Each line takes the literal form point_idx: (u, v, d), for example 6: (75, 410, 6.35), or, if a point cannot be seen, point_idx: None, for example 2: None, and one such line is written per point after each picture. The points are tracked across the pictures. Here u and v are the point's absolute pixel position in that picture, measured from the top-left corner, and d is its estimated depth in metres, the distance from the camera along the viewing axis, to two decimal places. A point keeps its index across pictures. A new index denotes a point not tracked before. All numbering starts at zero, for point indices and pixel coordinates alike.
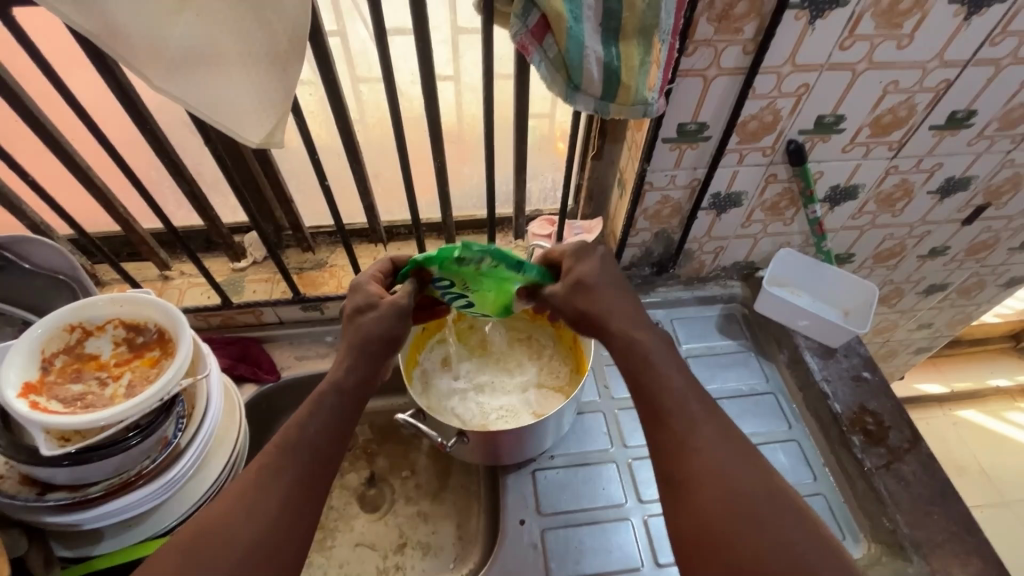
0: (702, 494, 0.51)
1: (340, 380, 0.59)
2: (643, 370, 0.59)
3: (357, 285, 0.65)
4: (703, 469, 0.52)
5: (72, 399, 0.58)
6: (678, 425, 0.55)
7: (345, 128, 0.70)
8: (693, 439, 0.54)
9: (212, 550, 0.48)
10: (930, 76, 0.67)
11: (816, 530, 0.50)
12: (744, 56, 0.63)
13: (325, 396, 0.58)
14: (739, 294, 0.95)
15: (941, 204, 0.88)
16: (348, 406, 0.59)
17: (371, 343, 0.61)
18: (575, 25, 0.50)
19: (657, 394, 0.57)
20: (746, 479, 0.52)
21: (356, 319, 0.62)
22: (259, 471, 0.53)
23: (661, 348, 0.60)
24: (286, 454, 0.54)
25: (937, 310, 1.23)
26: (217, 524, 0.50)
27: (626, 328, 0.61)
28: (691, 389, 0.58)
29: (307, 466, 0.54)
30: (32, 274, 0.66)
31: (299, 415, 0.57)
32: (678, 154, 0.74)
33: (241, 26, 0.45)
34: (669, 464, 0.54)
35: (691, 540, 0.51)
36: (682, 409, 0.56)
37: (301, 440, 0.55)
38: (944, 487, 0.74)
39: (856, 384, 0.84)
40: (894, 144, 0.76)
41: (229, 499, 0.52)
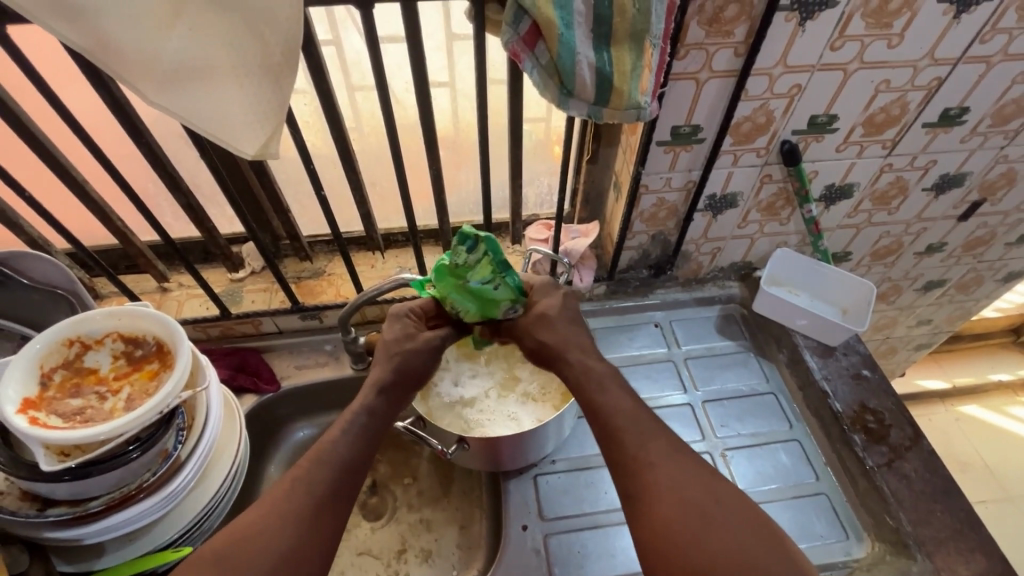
0: (657, 504, 0.53)
1: (370, 403, 0.61)
2: (597, 393, 0.60)
3: (395, 316, 0.65)
4: (655, 481, 0.54)
5: (71, 413, 0.57)
6: (628, 440, 0.57)
7: (339, 136, 0.71)
8: (644, 453, 0.56)
9: (249, 555, 0.49)
10: (921, 75, 0.67)
11: (767, 529, 0.51)
12: (736, 59, 0.63)
13: (357, 416, 0.60)
14: (737, 295, 0.95)
15: (936, 201, 0.89)
16: (375, 425, 0.61)
17: (406, 377, 0.63)
18: (566, 32, 0.51)
19: (607, 415, 0.59)
20: (696, 487, 0.53)
21: (391, 349, 0.63)
22: (292, 484, 0.55)
23: (608, 374, 0.62)
24: (320, 466, 0.56)
25: (936, 306, 1.24)
26: (247, 532, 0.51)
27: (584, 358, 0.63)
28: (639, 410, 0.59)
29: (339, 479, 0.56)
30: (31, 288, 0.66)
31: (332, 432, 0.59)
32: (672, 156, 0.74)
33: (234, 40, 0.45)
34: (624, 479, 0.56)
35: (652, 550, 0.52)
36: (632, 427, 0.58)
37: (332, 456, 0.57)
38: (947, 484, 0.74)
39: (856, 382, 0.84)
40: (888, 143, 0.76)
41: (260, 508, 0.53)
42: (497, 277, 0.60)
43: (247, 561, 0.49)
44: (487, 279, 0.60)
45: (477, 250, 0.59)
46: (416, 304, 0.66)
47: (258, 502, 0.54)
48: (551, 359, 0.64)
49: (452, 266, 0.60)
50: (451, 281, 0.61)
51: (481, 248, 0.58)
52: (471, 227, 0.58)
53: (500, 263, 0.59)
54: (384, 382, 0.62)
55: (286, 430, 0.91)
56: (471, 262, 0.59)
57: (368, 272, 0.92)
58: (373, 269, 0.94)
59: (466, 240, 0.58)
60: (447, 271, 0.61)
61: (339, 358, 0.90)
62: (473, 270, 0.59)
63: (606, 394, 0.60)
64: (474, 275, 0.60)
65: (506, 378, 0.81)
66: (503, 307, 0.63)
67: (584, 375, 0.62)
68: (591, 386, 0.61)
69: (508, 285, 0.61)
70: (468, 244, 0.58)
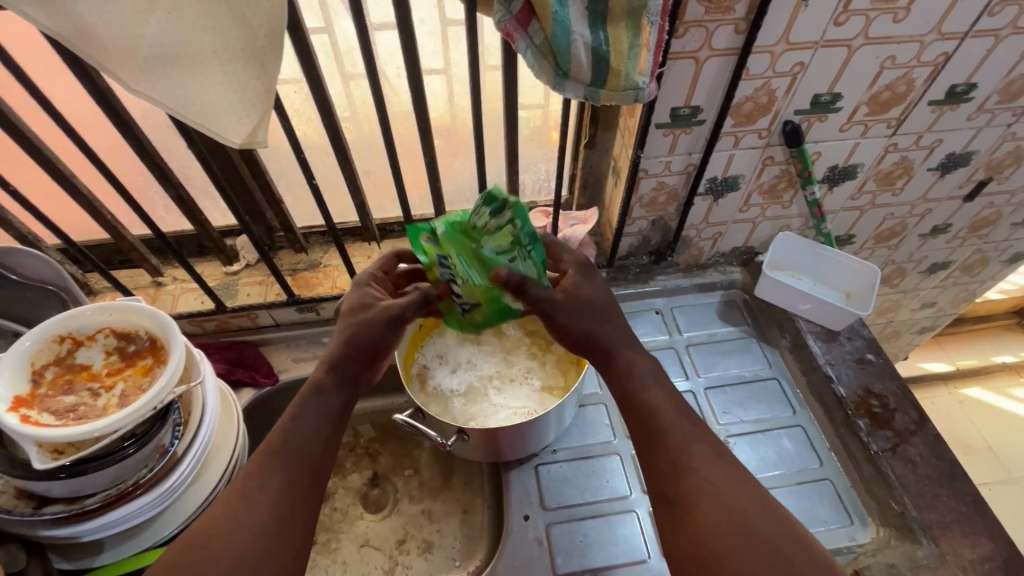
0: (696, 510, 0.53)
1: (322, 381, 0.61)
2: (632, 391, 0.60)
3: (357, 286, 0.67)
4: (695, 485, 0.54)
5: (64, 410, 0.56)
6: (669, 442, 0.57)
7: (331, 124, 0.69)
8: (685, 457, 0.55)
9: (204, 559, 0.49)
10: (928, 50, 0.65)
11: (805, 539, 0.50)
12: (736, 36, 0.61)
13: (308, 397, 0.60)
14: (739, 280, 0.94)
15: (941, 180, 0.87)
16: (331, 406, 0.60)
17: (358, 347, 0.62)
18: (560, 10, 0.49)
19: (647, 414, 0.58)
20: (739, 494, 0.53)
21: (347, 320, 0.64)
22: (246, 479, 0.54)
23: (649, 371, 0.61)
24: (273, 459, 0.55)
25: (940, 288, 1.22)
26: (204, 537, 0.50)
27: (628, 354, 0.63)
28: (683, 411, 0.59)
29: (296, 470, 0.55)
30: (21, 284, 0.65)
31: (285, 417, 0.59)
32: (672, 138, 0.72)
33: (215, 23, 0.43)
34: (664, 481, 0.56)
35: (688, 555, 0.52)
36: (673, 428, 0.57)
37: (286, 442, 0.56)
38: (952, 468, 0.73)
39: (860, 367, 0.83)
40: (893, 122, 0.74)
41: (214, 510, 0.52)
42: (514, 249, 0.61)
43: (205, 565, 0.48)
44: (503, 249, 0.60)
45: (499, 216, 0.59)
46: (376, 269, 0.69)
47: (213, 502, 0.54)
48: (591, 347, 0.63)
49: (471, 227, 0.60)
50: (464, 242, 0.61)
51: (507, 214, 0.58)
52: (500, 191, 0.58)
53: (522, 236, 0.60)
54: (335, 357, 0.62)
55: None
56: (494, 227, 0.59)
57: (364, 263, 0.91)
58: (369, 260, 0.92)
59: (492, 203, 0.58)
60: (463, 231, 0.61)
61: None
62: (492, 236, 0.59)
63: (644, 391, 0.60)
64: (490, 242, 0.60)
65: (510, 364, 0.80)
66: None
67: (624, 371, 0.61)
68: (628, 384, 0.61)
69: (525, 261, 0.62)
70: (494, 207, 0.58)
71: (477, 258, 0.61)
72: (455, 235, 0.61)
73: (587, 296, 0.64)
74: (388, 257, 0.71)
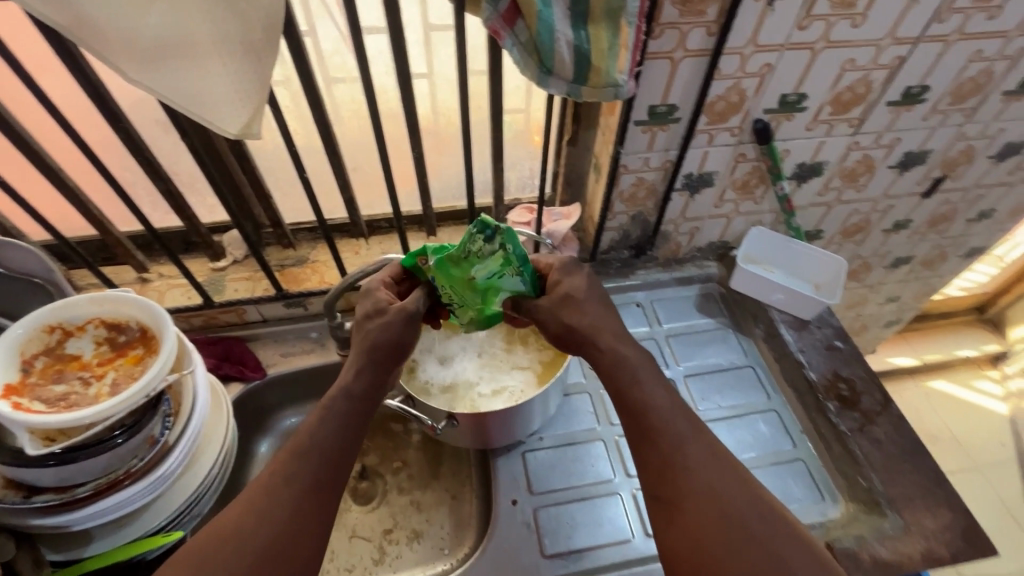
0: (691, 512, 0.55)
1: (350, 386, 0.61)
2: (628, 391, 0.61)
3: (367, 291, 0.66)
4: (689, 487, 0.56)
5: (55, 399, 0.56)
6: (663, 444, 0.58)
7: (321, 119, 0.71)
8: (681, 458, 0.57)
9: (224, 555, 0.52)
10: (884, 54, 0.70)
11: (798, 540, 0.54)
12: (709, 38, 0.65)
13: (336, 401, 0.61)
14: (715, 274, 0.99)
15: (901, 177, 0.92)
16: (357, 410, 0.61)
17: (382, 350, 0.62)
18: (544, 10, 0.52)
19: (643, 415, 0.59)
20: (739, 499, 0.55)
21: (363, 326, 0.64)
22: (272, 477, 0.56)
23: (644, 368, 0.62)
24: (298, 460, 0.57)
25: (904, 283, 1.28)
26: (228, 530, 0.53)
27: (614, 344, 0.63)
28: (678, 408, 0.60)
29: (319, 472, 0.57)
30: (6, 277, 0.66)
31: (313, 420, 0.60)
32: (650, 136, 0.76)
33: (212, 16, 0.45)
34: (656, 484, 0.57)
35: (680, 556, 0.55)
36: (670, 428, 0.59)
37: (312, 444, 0.58)
38: (914, 445, 0.78)
39: (829, 352, 0.87)
40: (855, 121, 0.79)
41: (243, 504, 0.55)
42: (506, 272, 0.62)
43: (228, 559, 0.51)
44: (494, 274, 0.62)
45: (494, 242, 0.60)
46: (386, 276, 0.68)
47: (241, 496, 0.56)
48: (576, 337, 0.64)
49: (462, 255, 0.62)
50: (453, 274, 0.63)
51: (499, 241, 0.60)
52: (492, 219, 0.59)
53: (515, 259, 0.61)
54: (360, 363, 0.61)
55: (273, 417, 0.91)
56: (486, 252, 0.61)
57: (353, 258, 0.92)
58: (357, 256, 0.94)
59: (485, 230, 0.60)
60: (454, 262, 0.62)
61: (325, 345, 0.90)
62: (482, 262, 0.61)
63: (640, 391, 0.61)
64: (480, 271, 0.62)
65: (497, 353, 0.83)
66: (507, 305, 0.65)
67: (617, 366, 0.62)
68: (623, 382, 0.61)
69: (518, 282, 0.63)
70: (486, 234, 0.60)
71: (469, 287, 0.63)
72: (446, 269, 0.63)
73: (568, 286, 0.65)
74: (397, 264, 0.70)
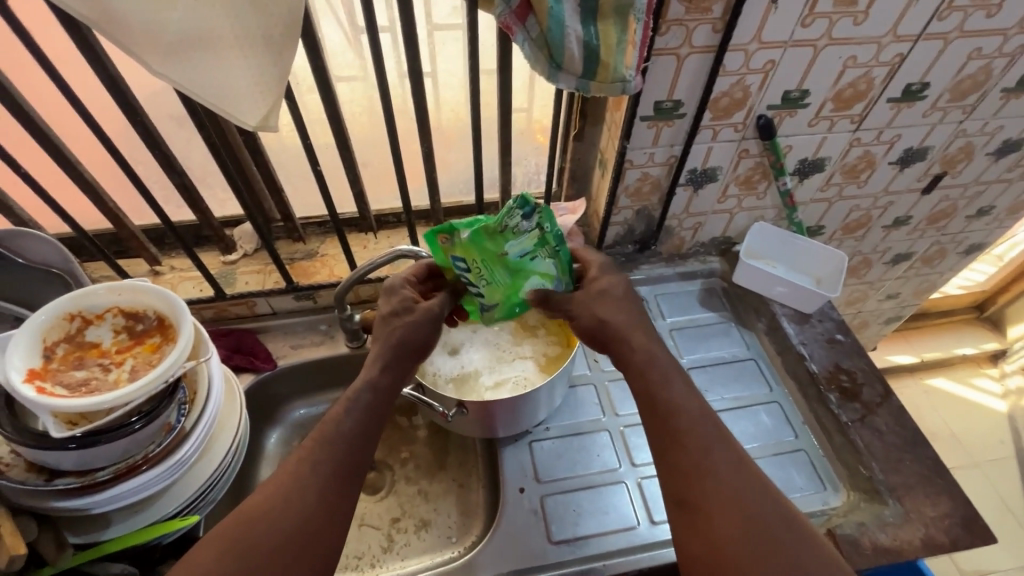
0: (716, 515, 0.56)
1: (374, 378, 0.64)
2: (657, 392, 0.63)
3: (391, 289, 0.69)
4: (716, 490, 0.57)
5: (76, 384, 0.58)
6: (691, 445, 0.60)
7: (333, 114, 0.72)
8: (707, 460, 0.59)
9: (250, 538, 0.53)
10: (885, 51, 0.72)
11: (819, 548, 0.54)
12: (714, 35, 0.67)
13: (360, 393, 0.63)
14: (718, 269, 1.00)
15: (901, 174, 0.94)
16: (378, 402, 0.63)
17: (406, 347, 0.66)
18: (556, 6, 0.54)
19: (671, 415, 0.62)
20: (764, 506, 0.56)
21: (390, 322, 0.67)
22: (298, 464, 0.58)
23: (672, 372, 0.65)
24: (325, 447, 0.59)
25: (904, 279, 1.30)
26: (253, 515, 0.54)
27: (647, 344, 0.67)
28: (704, 412, 0.63)
29: (342, 459, 0.59)
30: (27, 268, 0.67)
31: (337, 409, 0.62)
32: (655, 131, 0.77)
33: (235, 10, 0.47)
34: (678, 485, 0.59)
35: (703, 558, 0.55)
36: (696, 431, 0.61)
37: (337, 433, 0.60)
38: (914, 435, 0.79)
39: (830, 345, 0.89)
40: (856, 118, 0.81)
41: (269, 488, 0.57)
42: (538, 249, 0.66)
43: (253, 543, 0.53)
44: (528, 250, 0.65)
45: (530, 219, 0.63)
46: (408, 275, 0.71)
47: (266, 482, 0.58)
48: (608, 338, 0.67)
49: (499, 229, 0.64)
50: (487, 246, 0.65)
51: (536, 219, 0.63)
52: (532, 196, 0.61)
53: (550, 236, 0.65)
54: (386, 358, 0.65)
55: (283, 409, 0.92)
56: (522, 229, 0.63)
57: (361, 252, 0.94)
58: (365, 250, 0.95)
59: (524, 207, 0.61)
60: (490, 233, 0.64)
61: (334, 338, 0.92)
62: (518, 236, 0.64)
63: (668, 392, 0.64)
64: (513, 244, 0.64)
65: (504, 344, 0.84)
66: (533, 284, 0.68)
67: (649, 367, 0.65)
68: (652, 382, 0.64)
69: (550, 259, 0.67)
70: (525, 210, 0.62)
71: (500, 259, 0.66)
72: (481, 241, 0.65)
73: (601, 287, 0.69)
74: (423, 264, 0.73)
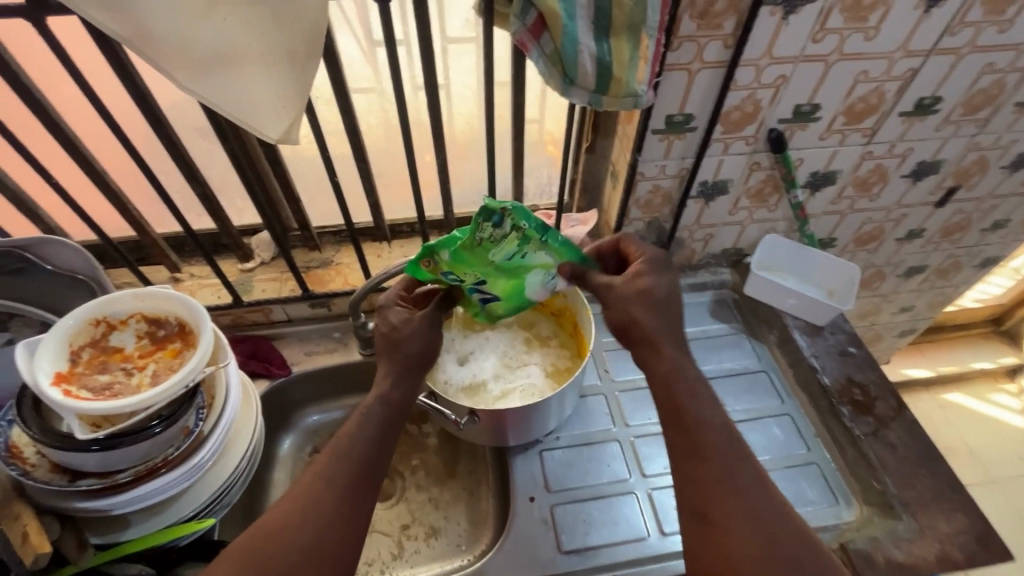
0: (732, 531, 0.57)
1: (385, 394, 0.66)
2: (684, 403, 0.62)
3: (383, 309, 0.70)
4: (734, 507, 0.58)
5: (100, 388, 0.60)
6: (714, 460, 0.60)
7: (350, 127, 0.74)
8: (728, 477, 0.59)
9: (273, 548, 0.55)
10: (897, 66, 0.72)
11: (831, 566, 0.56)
12: (725, 50, 0.68)
13: (372, 409, 0.65)
14: (729, 280, 1.00)
15: (914, 187, 0.94)
16: (390, 416, 0.65)
17: (412, 359, 0.67)
18: (569, 23, 0.55)
19: (697, 428, 0.61)
20: (781, 524, 0.57)
21: (388, 337, 0.68)
22: (315, 478, 0.60)
23: (700, 385, 0.64)
24: (339, 461, 0.61)
25: (918, 292, 1.29)
26: (275, 526, 0.56)
27: (675, 353, 0.65)
28: (728, 429, 0.62)
29: (356, 473, 0.60)
30: (54, 273, 0.69)
31: (350, 425, 0.64)
32: (667, 144, 0.78)
33: (261, 28, 0.49)
34: (700, 500, 0.59)
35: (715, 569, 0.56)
36: (720, 447, 0.60)
37: (350, 447, 0.62)
38: (928, 450, 0.78)
39: (843, 358, 0.88)
40: (868, 131, 0.81)
41: (287, 501, 0.58)
42: (524, 247, 0.64)
43: (276, 553, 0.55)
44: (513, 252, 0.64)
45: (503, 224, 0.62)
46: (398, 291, 0.72)
47: (285, 496, 0.59)
48: (637, 339, 0.66)
49: (476, 242, 0.64)
50: (473, 260, 0.66)
51: (509, 222, 0.62)
52: (496, 202, 0.60)
53: (532, 230, 0.63)
54: (396, 371, 0.67)
55: (296, 414, 0.94)
56: (498, 236, 0.63)
57: (375, 261, 0.95)
58: (379, 259, 0.96)
59: (492, 215, 0.61)
60: (469, 249, 0.65)
61: (347, 345, 0.93)
62: (499, 245, 0.64)
63: (695, 404, 0.63)
64: (497, 251, 0.65)
65: (515, 353, 0.85)
66: (536, 276, 0.68)
67: (677, 378, 0.64)
68: (679, 393, 0.63)
69: (541, 250, 0.66)
70: (494, 218, 0.62)
71: (490, 265, 0.66)
72: (463, 258, 0.65)
73: (636, 285, 0.66)
74: (408, 276, 0.74)
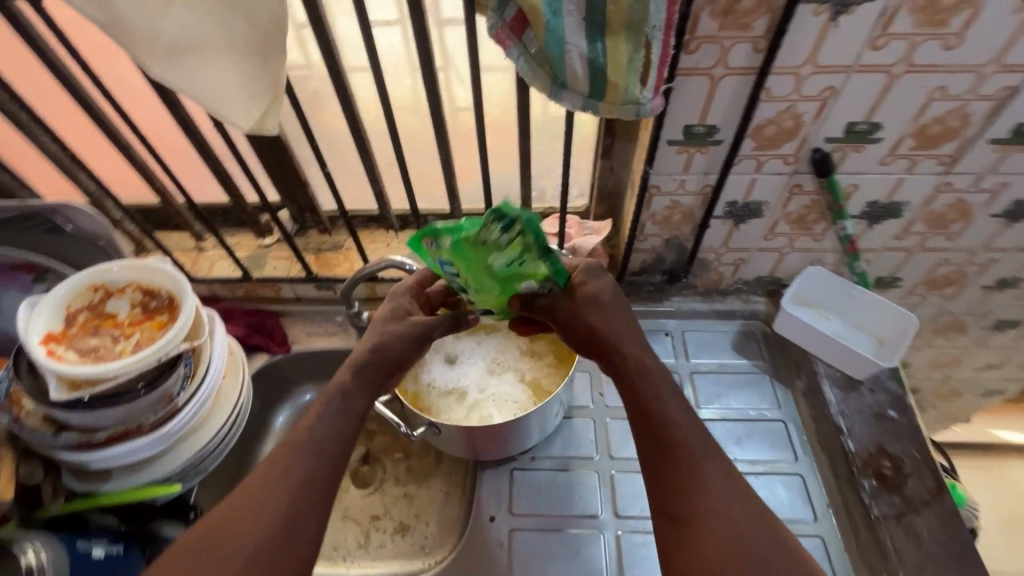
0: (702, 532, 0.50)
1: (346, 385, 0.63)
2: (649, 403, 0.56)
3: (392, 295, 0.70)
4: (705, 507, 0.51)
5: (87, 350, 0.64)
6: (682, 458, 0.53)
7: (351, 116, 0.73)
8: (699, 477, 0.52)
9: (229, 535, 0.53)
10: (987, 83, 0.59)
11: None
12: (756, 55, 0.58)
13: (331, 400, 0.61)
14: (761, 311, 0.89)
15: (1008, 229, 0.77)
16: (354, 410, 0.62)
17: (385, 356, 0.65)
18: (553, 20, 0.49)
19: (664, 426, 0.55)
20: (755, 527, 0.50)
21: (377, 327, 0.67)
22: (269, 471, 0.57)
23: (666, 381, 0.58)
24: (295, 452, 0.58)
25: (1011, 348, 1.08)
26: (230, 514, 0.54)
27: (640, 353, 0.60)
28: (700, 425, 0.55)
29: (315, 465, 0.57)
30: (76, 234, 0.75)
31: (308, 417, 0.60)
32: (686, 157, 0.69)
33: (221, 15, 0.47)
34: (670, 500, 0.52)
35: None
36: (688, 444, 0.54)
37: (308, 438, 0.59)
38: (964, 550, 0.67)
39: (878, 423, 0.76)
40: (945, 159, 0.67)
41: (242, 490, 0.56)
42: (527, 258, 0.58)
43: (232, 539, 0.52)
44: (514, 260, 0.57)
45: (512, 231, 0.55)
46: (412, 281, 0.72)
47: (239, 487, 0.57)
48: (602, 346, 0.61)
49: (480, 241, 0.56)
50: (472, 259, 0.58)
51: (517, 230, 0.55)
52: (511, 206, 0.55)
53: (534, 246, 0.57)
54: (362, 364, 0.64)
55: (295, 391, 0.97)
56: (504, 241, 0.56)
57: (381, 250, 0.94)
58: (387, 247, 0.95)
59: (503, 219, 0.55)
60: (472, 246, 0.57)
61: (347, 330, 0.94)
62: (502, 249, 0.56)
63: (660, 403, 0.57)
64: (500, 257, 0.57)
65: (504, 361, 0.81)
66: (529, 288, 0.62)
67: (640, 375, 0.58)
68: (643, 393, 0.57)
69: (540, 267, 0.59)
70: (505, 222, 0.55)
71: (487, 271, 0.59)
72: (464, 252, 0.58)
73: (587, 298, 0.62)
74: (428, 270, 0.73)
